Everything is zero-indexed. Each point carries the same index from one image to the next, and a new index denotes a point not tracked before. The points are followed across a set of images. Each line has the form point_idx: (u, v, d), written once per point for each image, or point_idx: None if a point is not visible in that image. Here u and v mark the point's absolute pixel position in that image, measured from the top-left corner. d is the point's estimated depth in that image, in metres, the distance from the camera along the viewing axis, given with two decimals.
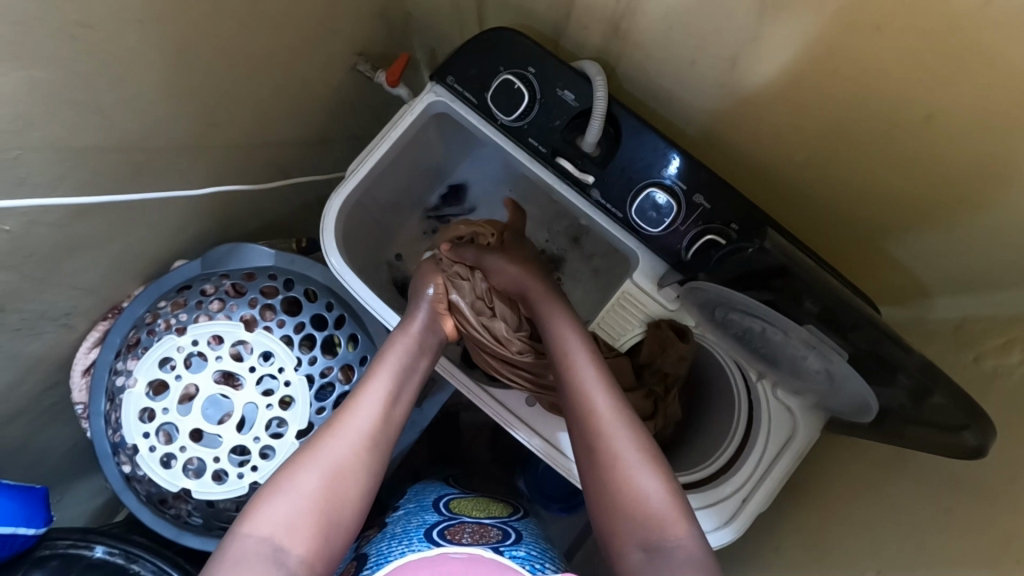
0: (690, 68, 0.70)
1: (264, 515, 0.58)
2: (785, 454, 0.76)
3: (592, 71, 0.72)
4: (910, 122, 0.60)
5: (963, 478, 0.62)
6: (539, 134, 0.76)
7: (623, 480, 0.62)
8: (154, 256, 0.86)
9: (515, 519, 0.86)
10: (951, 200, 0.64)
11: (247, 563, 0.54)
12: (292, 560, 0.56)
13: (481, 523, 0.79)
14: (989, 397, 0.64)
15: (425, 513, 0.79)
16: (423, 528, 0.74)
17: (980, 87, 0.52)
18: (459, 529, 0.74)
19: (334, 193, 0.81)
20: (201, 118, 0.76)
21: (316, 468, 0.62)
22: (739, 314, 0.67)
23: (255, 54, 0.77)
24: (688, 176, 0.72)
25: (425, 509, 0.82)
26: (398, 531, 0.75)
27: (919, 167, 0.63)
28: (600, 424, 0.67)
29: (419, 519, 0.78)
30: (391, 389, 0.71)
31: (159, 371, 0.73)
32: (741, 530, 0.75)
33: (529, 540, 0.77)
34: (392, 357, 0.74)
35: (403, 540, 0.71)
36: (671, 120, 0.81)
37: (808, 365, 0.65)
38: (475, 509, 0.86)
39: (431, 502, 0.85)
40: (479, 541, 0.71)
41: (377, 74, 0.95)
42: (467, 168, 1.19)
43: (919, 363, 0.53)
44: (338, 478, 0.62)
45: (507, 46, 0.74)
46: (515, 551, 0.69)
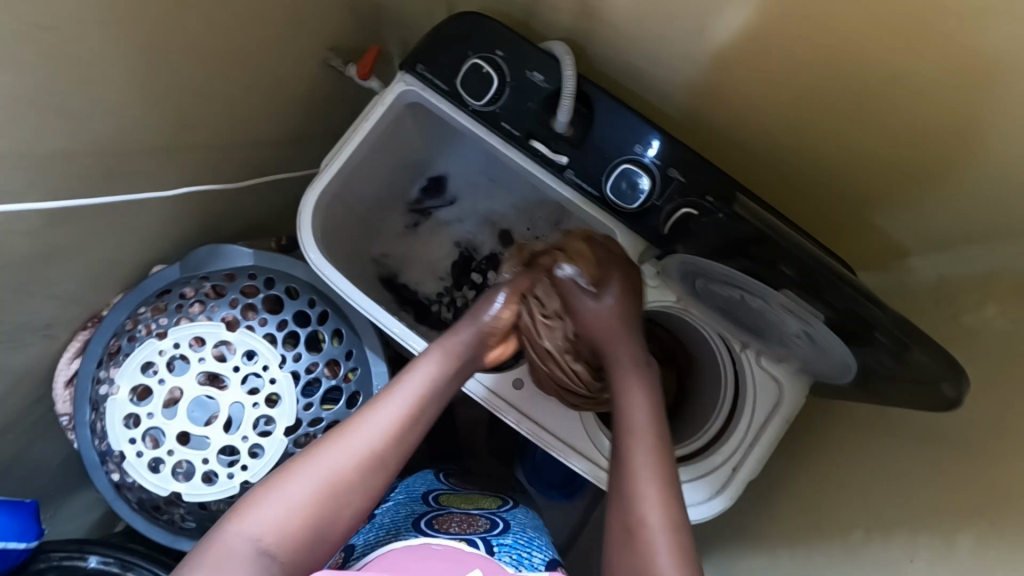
0: (659, 43, 0.70)
1: (257, 509, 0.58)
2: (771, 423, 0.77)
3: (561, 52, 0.71)
4: (876, 82, 0.60)
5: (947, 432, 0.63)
6: (511, 118, 0.75)
7: (644, 526, 0.60)
8: (132, 262, 0.85)
9: (505, 510, 0.86)
10: (920, 157, 0.65)
11: (229, 560, 0.54)
12: (278, 566, 0.56)
13: (469, 514, 0.79)
14: (969, 351, 0.65)
15: (414, 504, 0.80)
16: (411, 518, 0.74)
17: (939, 43, 0.53)
18: (447, 519, 0.75)
19: (309, 189, 0.80)
20: (172, 119, 0.75)
21: (315, 474, 0.60)
22: (718, 284, 0.68)
23: (221, 52, 0.76)
24: (665, 154, 0.72)
25: (413, 500, 0.82)
26: (386, 522, 0.75)
27: (888, 128, 0.64)
28: (645, 469, 0.64)
29: (408, 510, 0.78)
30: (414, 403, 0.67)
31: (141, 376, 0.72)
32: (732, 500, 0.76)
33: (518, 529, 0.77)
34: (423, 370, 0.70)
35: (389, 531, 0.71)
36: (647, 100, 0.81)
37: (788, 329, 0.65)
38: (464, 501, 0.86)
39: (421, 494, 0.85)
40: (467, 530, 0.72)
41: (349, 68, 0.94)
42: (447, 159, 1.19)
43: (896, 319, 0.53)
44: (337, 492, 0.60)
45: (475, 31, 0.74)
46: (503, 540, 0.69)
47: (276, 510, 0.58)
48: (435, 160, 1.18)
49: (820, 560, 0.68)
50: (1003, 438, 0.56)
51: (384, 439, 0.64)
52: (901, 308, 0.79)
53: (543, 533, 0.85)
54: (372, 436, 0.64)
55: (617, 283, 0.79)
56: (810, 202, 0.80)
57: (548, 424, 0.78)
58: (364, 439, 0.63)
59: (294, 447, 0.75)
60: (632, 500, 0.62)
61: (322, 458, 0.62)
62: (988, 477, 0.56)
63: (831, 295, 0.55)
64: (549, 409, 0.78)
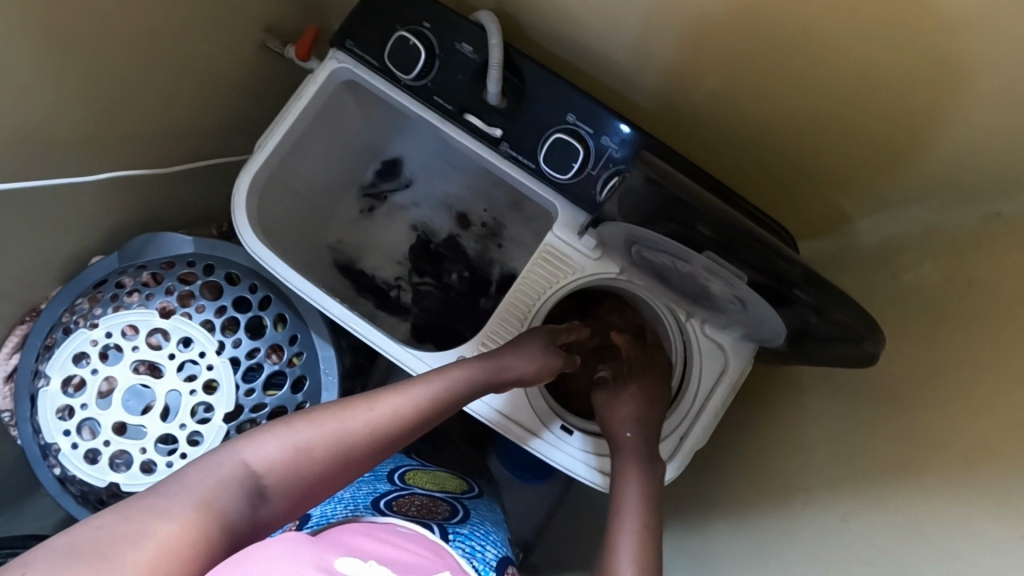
0: (584, 9, 0.69)
1: (264, 444, 0.52)
2: (718, 390, 0.77)
3: (487, 21, 0.70)
4: (795, 38, 0.59)
5: (883, 391, 0.63)
6: (442, 91, 0.74)
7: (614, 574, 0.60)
8: (68, 255, 0.84)
9: (468, 497, 0.86)
10: (848, 115, 0.65)
11: (221, 481, 0.49)
12: (263, 511, 0.50)
13: (431, 497, 0.78)
14: (905, 310, 0.65)
15: (378, 483, 0.79)
16: (372, 496, 0.73)
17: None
18: (407, 501, 0.73)
19: (242, 172, 0.79)
20: (93, 103, 0.74)
21: (331, 432, 0.56)
22: (651, 250, 0.67)
23: (140, 33, 0.75)
24: (632, 144, 0.71)
25: (377, 478, 0.81)
26: (346, 496, 0.73)
27: (813, 86, 0.63)
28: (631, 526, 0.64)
29: (370, 487, 0.76)
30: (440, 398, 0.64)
31: (74, 367, 0.70)
32: (679, 469, 0.76)
33: (477, 519, 0.76)
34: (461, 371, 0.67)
35: (348, 505, 0.70)
36: (584, 70, 0.80)
37: (719, 294, 0.65)
38: (430, 482, 0.85)
39: (386, 473, 0.83)
40: (425, 515, 0.71)
41: (286, 49, 0.93)
42: (400, 142, 1.17)
43: (813, 278, 0.55)
44: (344, 466, 0.56)
45: (400, 4, 0.72)
46: (458, 530, 0.69)
47: (281, 453, 0.52)
48: (388, 144, 1.17)
49: (766, 524, 0.68)
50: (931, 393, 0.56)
51: (405, 424, 0.60)
52: (846, 270, 0.78)
53: (502, 523, 0.85)
54: (395, 414, 0.60)
55: (558, 256, 0.78)
56: (751, 168, 0.79)
57: (511, 413, 0.77)
58: (389, 415, 0.59)
59: (236, 434, 0.74)
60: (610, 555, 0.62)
61: (346, 419, 0.57)
62: (917, 431, 0.56)
63: (743, 252, 0.56)
64: (528, 410, 0.77)
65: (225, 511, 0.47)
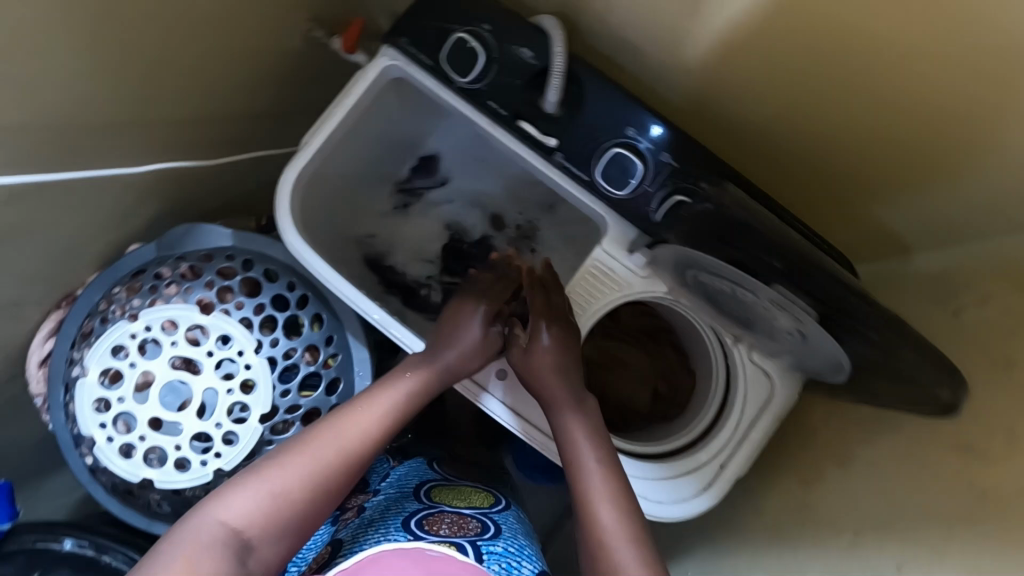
0: (652, 19, 0.66)
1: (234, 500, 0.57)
2: (761, 419, 0.75)
3: (551, 26, 0.67)
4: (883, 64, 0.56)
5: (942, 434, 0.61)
6: (497, 96, 0.71)
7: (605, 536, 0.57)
8: (105, 240, 0.83)
9: (497, 511, 0.83)
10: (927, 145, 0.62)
11: (200, 545, 0.54)
12: (252, 560, 0.56)
13: (460, 514, 0.76)
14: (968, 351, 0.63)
15: (405, 501, 0.78)
16: (401, 517, 0.72)
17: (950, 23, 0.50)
18: (438, 519, 0.72)
19: (288, 167, 0.77)
20: (140, 91, 0.72)
21: (296, 468, 0.61)
22: (708, 275, 0.65)
23: (192, 21, 0.72)
24: (683, 157, 0.68)
25: (404, 497, 0.80)
26: (376, 520, 0.73)
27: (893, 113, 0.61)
28: (598, 488, 0.62)
29: (399, 508, 0.76)
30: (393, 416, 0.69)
31: (112, 359, 0.69)
32: (717, 497, 0.74)
33: (510, 535, 0.74)
34: (400, 386, 0.71)
35: (380, 529, 0.70)
36: (639, 79, 0.77)
37: (780, 325, 0.63)
38: (456, 498, 0.83)
39: (412, 490, 0.83)
40: (457, 533, 0.69)
41: (333, 40, 0.90)
42: (437, 138, 1.14)
43: (884, 316, 0.51)
44: (317, 490, 0.61)
45: (460, 3, 0.70)
46: (492, 547, 0.67)
47: (253, 502, 0.58)
48: (425, 139, 1.14)
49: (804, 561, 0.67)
50: (1001, 444, 0.54)
51: (371, 445, 0.66)
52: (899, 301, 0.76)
53: (533, 538, 0.82)
54: (357, 439, 0.65)
55: (603, 270, 0.76)
56: (807, 191, 0.77)
57: (512, 402, 0.77)
58: (353, 438, 0.65)
59: (271, 435, 0.74)
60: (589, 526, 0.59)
61: (313, 453, 0.62)
62: (983, 481, 0.54)
63: (809, 284, 0.53)
64: (528, 400, 0.77)
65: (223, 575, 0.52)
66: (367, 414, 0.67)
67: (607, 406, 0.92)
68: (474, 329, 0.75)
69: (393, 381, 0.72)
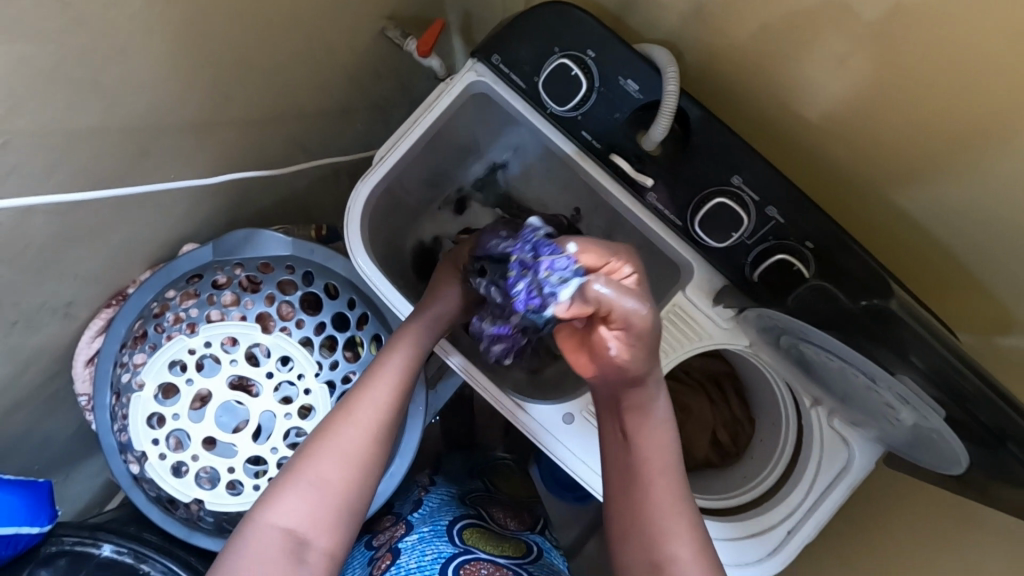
0: (779, 63, 0.61)
1: (283, 507, 0.57)
2: (835, 488, 0.71)
3: (664, 60, 0.63)
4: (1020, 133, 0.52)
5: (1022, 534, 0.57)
6: (594, 128, 0.67)
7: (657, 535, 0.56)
8: (159, 241, 0.78)
9: (531, 562, 0.78)
10: None
11: (271, 557, 0.55)
12: (311, 553, 0.56)
13: (496, 565, 0.73)
14: None
15: (439, 543, 0.74)
16: (437, 565, 0.70)
17: None
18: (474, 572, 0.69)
19: (360, 182, 0.72)
20: (211, 93, 0.67)
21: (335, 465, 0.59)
22: (814, 347, 0.59)
23: (275, 21, 0.67)
24: (800, 214, 0.62)
25: (438, 535, 0.77)
26: (413, 568, 0.70)
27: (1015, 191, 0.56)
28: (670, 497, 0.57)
29: (434, 551, 0.73)
30: (400, 394, 0.64)
31: (169, 375, 0.70)
32: (783, 563, 0.71)
33: None
34: (397, 360, 0.65)
35: None
36: (740, 114, 0.71)
37: (897, 418, 0.56)
38: (489, 543, 0.78)
39: (445, 527, 0.79)
40: None
41: (409, 42, 0.85)
42: (504, 146, 0.86)
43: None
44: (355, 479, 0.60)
45: (566, 24, 0.64)
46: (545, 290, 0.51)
47: (304, 505, 0.57)
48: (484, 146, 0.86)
49: None
50: None
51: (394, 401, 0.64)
52: None
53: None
54: (377, 410, 0.63)
55: (687, 318, 0.71)
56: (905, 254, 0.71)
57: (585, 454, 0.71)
58: (371, 413, 0.62)
59: None
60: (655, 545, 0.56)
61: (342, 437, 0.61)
62: None
63: (975, 408, 0.46)
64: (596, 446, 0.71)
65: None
66: (373, 400, 0.63)
67: None
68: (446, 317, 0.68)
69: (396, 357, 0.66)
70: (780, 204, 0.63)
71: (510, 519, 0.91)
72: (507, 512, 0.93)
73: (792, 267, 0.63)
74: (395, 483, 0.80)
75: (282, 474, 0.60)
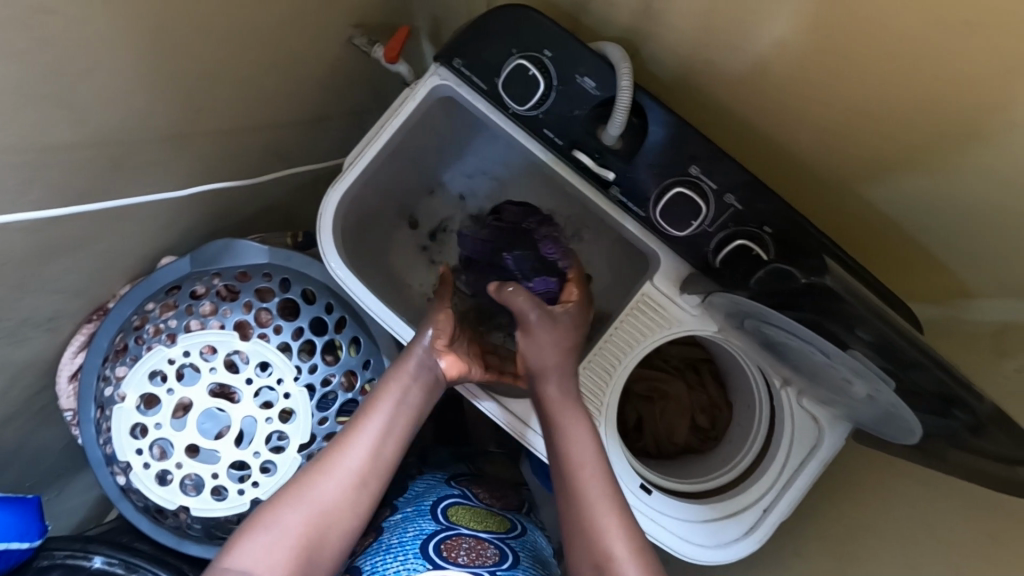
0: (731, 53, 0.63)
1: (248, 551, 0.57)
2: (807, 465, 0.73)
3: (617, 57, 0.65)
4: (960, 108, 0.54)
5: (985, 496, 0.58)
6: (555, 126, 0.69)
7: (601, 533, 0.60)
8: (139, 253, 0.80)
9: (515, 537, 0.83)
10: (989, 196, 0.59)
11: None
12: None
13: (478, 537, 0.77)
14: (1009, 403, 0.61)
15: (422, 521, 0.78)
16: (419, 538, 0.74)
17: None
18: (456, 543, 0.73)
19: (332, 187, 0.73)
20: (184, 106, 0.69)
21: (302, 509, 0.61)
22: (772, 327, 0.61)
23: (243, 33, 0.69)
24: (755, 198, 0.65)
25: (422, 514, 0.81)
26: (393, 543, 0.74)
27: (959, 162, 0.59)
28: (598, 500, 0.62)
29: (416, 528, 0.77)
30: (382, 442, 0.66)
31: (149, 385, 0.72)
32: (759, 541, 0.73)
33: (527, 565, 0.75)
34: (385, 404, 0.68)
35: (397, 556, 0.71)
36: (698, 105, 0.73)
37: (854, 392, 0.59)
38: (473, 520, 0.82)
39: (430, 506, 0.83)
40: (475, 561, 0.70)
41: (376, 50, 0.86)
42: (472, 156, 0.89)
43: (991, 411, 0.45)
44: (325, 530, 0.61)
45: (522, 25, 0.66)
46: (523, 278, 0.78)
47: (268, 545, 0.58)
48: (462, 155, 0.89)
49: None
50: None
51: (376, 451, 0.66)
52: (950, 348, 0.71)
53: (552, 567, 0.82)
54: (360, 458, 0.64)
55: (655, 306, 0.73)
56: (865, 232, 0.73)
57: None
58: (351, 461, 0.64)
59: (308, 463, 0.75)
60: (590, 540, 0.60)
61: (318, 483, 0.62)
62: None
63: (912, 372, 0.48)
64: None
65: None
66: (350, 451, 0.65)
67: (647, 435, 0.93)
68: (417, 382, 0.70)
69: (377, 411, 0.68)
70: (738, 189, 0.66)
71: (494, 498, 0.95)
72: (493, 492, 0.97)
73: (750, 252, 0.66)
74: None
75: (256, 513, 0.61)
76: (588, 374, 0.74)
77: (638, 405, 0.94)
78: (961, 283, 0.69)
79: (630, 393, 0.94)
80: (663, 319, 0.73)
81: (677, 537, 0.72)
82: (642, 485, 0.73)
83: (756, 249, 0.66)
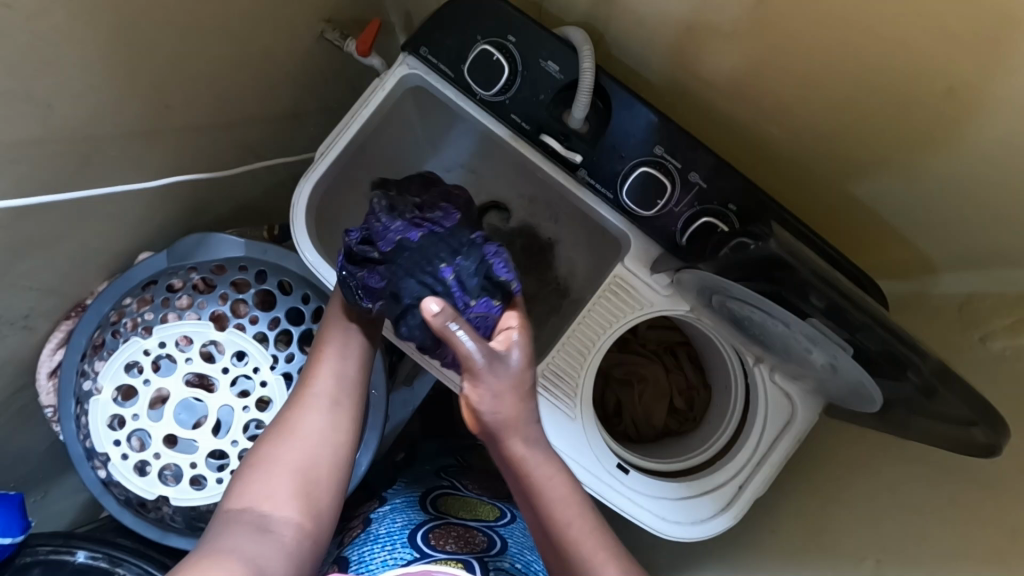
0: (688, 34, 0.64)
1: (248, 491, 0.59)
2: (781, 441, 0.74)
3: (579, 40, 0.66)
4: (910, 81, 0.55)
5: (952, 464, 0.59)
6: (521, 111, 0.69)
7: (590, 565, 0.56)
8: (113, 250, 0.80)
9: (504, 524, 0.82)
10: (944, 168, 0.60)
11: (237, 533, 0.55)
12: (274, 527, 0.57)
13: (467, 527, 0.77)
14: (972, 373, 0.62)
15: (411, 512, 0.79)
16: (407, 529, 0.74)
17: (995, 42, 0.48)
18: (444, 533, 0.73)
19: (304, 177, 0.74)
20: (150, 101, 0.69)
21: (286, 446, 0.63)
22: (736, 301, 0.62)
23: (208, 28, 0.70)
24: (717, 176, 0.67)
25: (410, 506, 0.81)
26: (382, 534, 0.74)
27: (914, 135, 0.59)
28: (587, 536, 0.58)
29: (404, 519, 0.77)
30: (349, 367, 0.69)
31: (126, 376, 0.73)
32: (736, 518, 0.74)
33: (516, 551, 0.74)
34: (336, 337, 0.70)
35: (385, 545, 0.71)
36: (663, 88, 0.74)
37: (816, 361, 0.60)
38: (463, 510, 0.83)
39: (418, 498, 0.84)
40: (464, 549, 0.69)
41: (347, 44, 0.87)
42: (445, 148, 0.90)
43: (936, 365, 0.48)
44: (317, 457, 0.63)
45: (486, 12, 0.67)
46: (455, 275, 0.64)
47: (266, 484, 0.60)
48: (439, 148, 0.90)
49: None
50: (1013, 473, 0.53)
51: (340, 382, 0.68)
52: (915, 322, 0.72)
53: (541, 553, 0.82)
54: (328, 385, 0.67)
55: (626, 287, 0.74)
56: (830, 211, 0.74)
57: None
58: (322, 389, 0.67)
59: None
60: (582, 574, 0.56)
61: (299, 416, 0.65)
62: (998, 516, 0.52)
63: (861, 334, 0.51)
64: (551, 419, 0.73)
65: (261, 557, 0.54)
66: (313, 387, 0.67)
67: (626, 419, 0.94)
68: (354, 332, 0.70)
69: (322, 368, 0.68)
70: (701, 168, 0.67)
71: (485, 490, 0.96)
72: (481, 484, 0.97)
73: (715, 231, 0.68)
74: (359, 476, 0.82)
75: (243, 467, 0.63)
76: (559, 355, 0.74)
77: (617, 390, 0.95)
78: (926, 258, 0.70)
79: (609, 378, 0.96)
80: (636, 300, 0.74)
81: (653, 514, 0.73)
82: (619, 465, 0.74)
83: (721, 227, 0.67)
